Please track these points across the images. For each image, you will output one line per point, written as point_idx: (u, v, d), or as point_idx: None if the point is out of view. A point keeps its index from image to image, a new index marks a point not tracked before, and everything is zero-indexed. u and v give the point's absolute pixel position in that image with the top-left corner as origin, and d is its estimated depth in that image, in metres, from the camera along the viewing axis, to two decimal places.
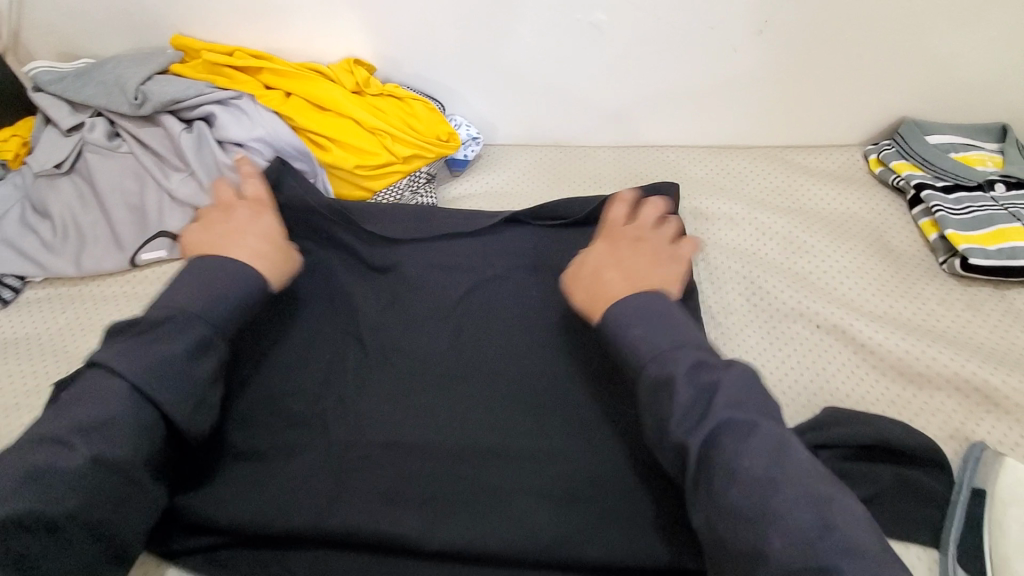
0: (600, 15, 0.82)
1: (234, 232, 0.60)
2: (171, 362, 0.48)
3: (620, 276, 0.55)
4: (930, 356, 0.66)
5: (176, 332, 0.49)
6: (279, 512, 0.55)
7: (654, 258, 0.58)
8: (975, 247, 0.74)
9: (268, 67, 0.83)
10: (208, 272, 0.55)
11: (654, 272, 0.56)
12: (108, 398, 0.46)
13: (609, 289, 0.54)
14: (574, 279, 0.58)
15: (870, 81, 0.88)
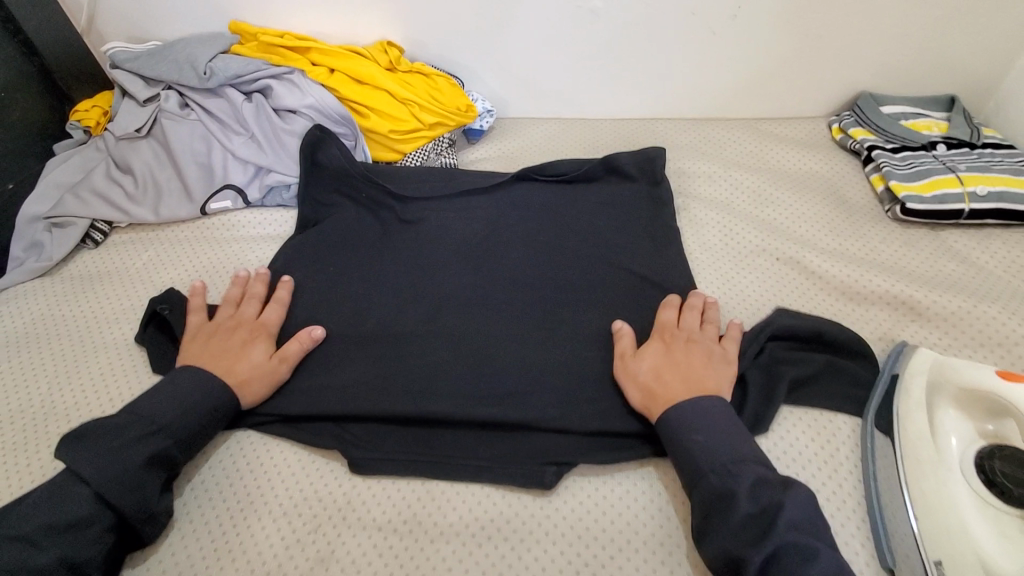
0: (597, 2, 0.96)
1: (235, 366, 0.67)
2: (127, 460, 0.56)
3: (680, 375, 0.64)
4: (869, 280, 0.81)
5: (130, 445, 0.57)
6: (342, 391, 0.69)
7: (709, 360, 0.66)
8: (913, 195, 0.88)
9: (315, 47, 0.97)
10: (180, 389, 0.63)
11: (711, 369, 0.65)
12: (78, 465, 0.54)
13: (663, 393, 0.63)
14: (626, 381, 0.66)
15: (831, 60, 1.02)
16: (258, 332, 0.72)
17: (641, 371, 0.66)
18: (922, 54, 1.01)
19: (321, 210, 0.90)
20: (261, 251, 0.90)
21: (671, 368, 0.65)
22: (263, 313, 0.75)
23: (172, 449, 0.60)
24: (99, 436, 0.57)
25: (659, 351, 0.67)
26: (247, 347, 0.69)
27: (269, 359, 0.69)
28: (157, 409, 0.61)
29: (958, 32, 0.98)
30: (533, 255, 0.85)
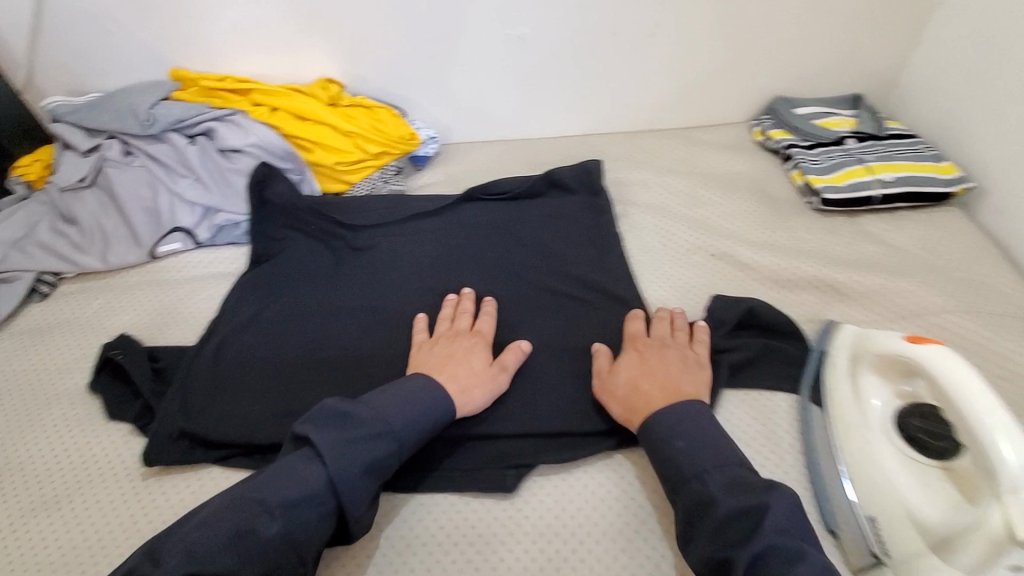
0: (524, 29, 1.02)
1: (458, 372, 0.69)
2: (360, 456, 0.56)
3: (658, 384, 0.65)
4: (795, 267, 0.87)
5: (367, 442, 0.57)
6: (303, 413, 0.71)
7: (684, 368, 0.68)
8: (829, 186, 0.95)
9: (256, 89, 1.00)
10: (412, 395, 0.63)
11: (690, 376, 0.67)
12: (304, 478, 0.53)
13: (659, 396, 0.64)
14: (611, 396, 0.68)
15: (745, 69, 1.10)
16: (478, 340, 0.74)
17: (645, 382, 0.66)
18: (826, 59, 1.10)
19: (272, 245, 0.91)
20: (214, 290, 0.90)
21: (678, 371, 0.67)
22: (475, 326, 0.77)
23: (397, 455, 0.59)
24: (366, 432, 0.58)
25: (638, 361, 0.69)
26: (470, 353, 0.71)
27: (489, 368, 0.71)
28: (394, 414, 0.60)
29: (854, 37, 1.08)
30: (483, 271, 0.88)
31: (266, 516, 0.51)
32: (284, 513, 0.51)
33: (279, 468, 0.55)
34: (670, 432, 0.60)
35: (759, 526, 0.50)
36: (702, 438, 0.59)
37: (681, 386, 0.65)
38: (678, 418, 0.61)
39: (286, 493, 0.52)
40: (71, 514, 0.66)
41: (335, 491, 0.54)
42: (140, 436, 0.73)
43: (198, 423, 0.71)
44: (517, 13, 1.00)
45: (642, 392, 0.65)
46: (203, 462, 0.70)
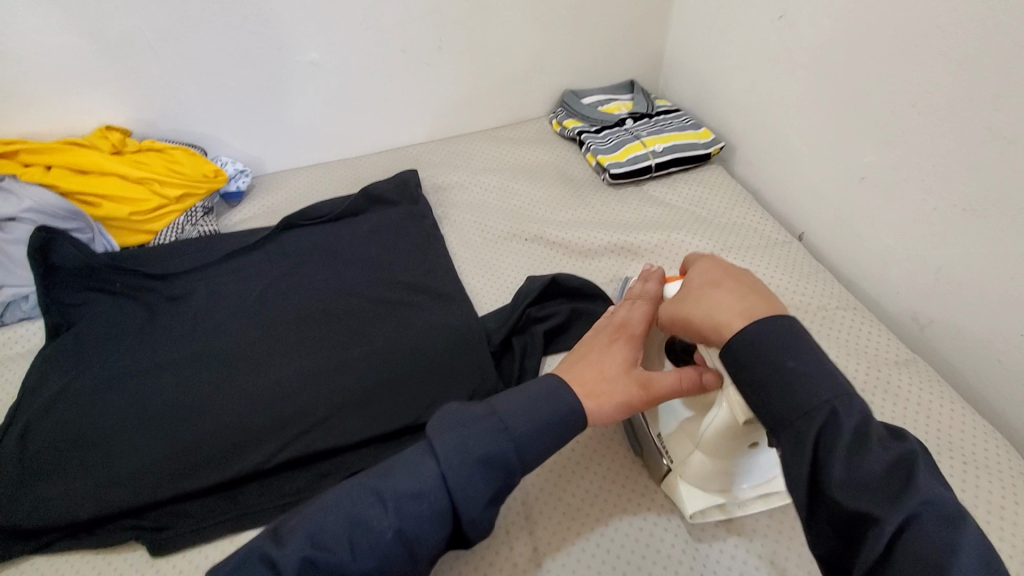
0: (313, 54, 1.04)
1: (587, 375, 0.59)
2: (481, 446, 0.50)
3: (721, 309, 0.53)
4: (596, 237, 0.99)
5: (482, 440, 0.50)
6: (129, 477, 0.68)
7: (748, 287, 0.54)
8: (613, 163, 1.09)
9: (22, 147, 0.92)
10: (532, 390, 0.56)
11: (760, 292, 0.54)
12: (420, 470, 0.49)
13: (745, 307, 0.52)
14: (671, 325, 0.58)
15: (532, 69, 1.21)
16: (623, 333, 0.64)
17: (722, 294, 0.54)
18: (599, 52, 1.25)
19: (71, 311, 0.85)
20: (11, 372, 0.82)
21: (754, 287, 0.54)
22: (631, 312, 0.66)
23: (515, 454, 0.51)
24: (483, 425, 0.51)
25: (724, 276, 0.57)
26: (608, 352, 0.61)
27: (634, 363, 0.61)
28: (515, 407, 0.53)
29: (617, 31, 1.23)
30: (311, 294, 0.90)
31: (378, 509, 0.48)
32: (396, 508, 0.48)
33: (406, 458, 0.51)
34: (758, 347, 0.48)
35: (911, 483, 0.41)
36: (801, 340, 0.48)
37: (747, 301, 0.53)
38: (771, 331, 0.49)
39: (403, 486, 0.48)
40: None
41: (450, 493, 0.48)
42: None
43: (8, 516, 0.65)
44: (301, 40, 1.01)
45: (726, 304, 0.53)
46: (22, 554, 0.64)
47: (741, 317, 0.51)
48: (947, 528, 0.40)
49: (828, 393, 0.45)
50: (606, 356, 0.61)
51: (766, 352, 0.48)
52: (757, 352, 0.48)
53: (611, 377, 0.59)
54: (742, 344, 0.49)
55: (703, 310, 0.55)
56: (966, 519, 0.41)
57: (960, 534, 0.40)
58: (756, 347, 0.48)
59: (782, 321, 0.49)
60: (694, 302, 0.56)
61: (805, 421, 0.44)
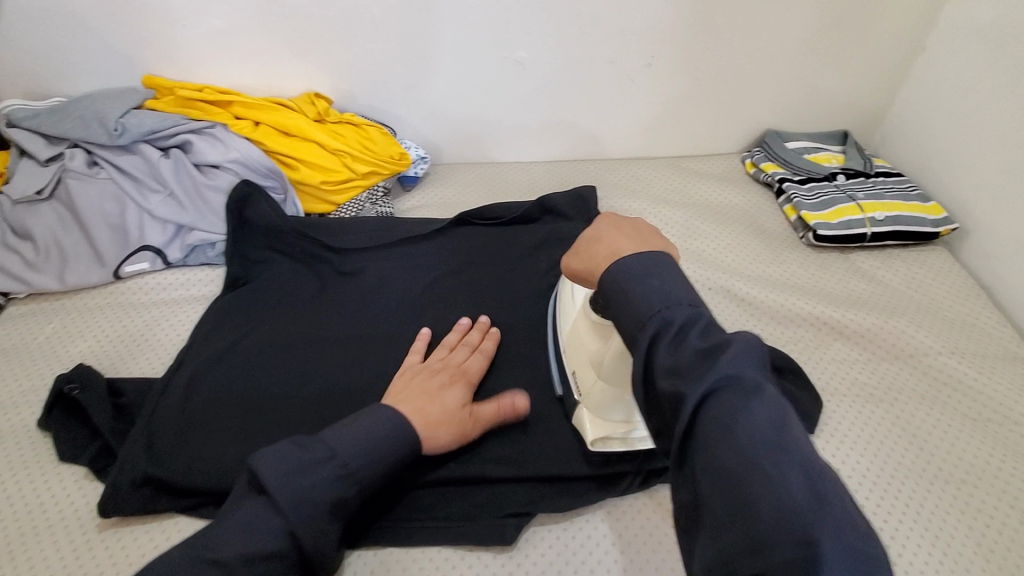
0: (521, 53, 1.00)
1: (429, 409, 0.62)
2: (320, 488, 0.52)
3: (608, 257, 0.50)
4: (793, 304, 0.87)
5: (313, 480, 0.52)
6: None
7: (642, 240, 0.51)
8: (822, 222, 0.95)
9: (238, 100, 0.95)
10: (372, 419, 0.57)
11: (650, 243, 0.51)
12: (266, 527, 0.50)
13: (627, 246, 0.50)
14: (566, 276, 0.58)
15: (739, 101, 1.11)
16: (461, 377, 0.68)
17: (612, 237, 0.52)
18: (814, 95, 1.12)
19: (251, 267, 0.86)
20: (186, 315, 0.84)
21: (639, 234, 0.52)
22: (466, 359, 0.72)
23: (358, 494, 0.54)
24: (317, 477, 0.52)
25: (609, 225, 0.54)
26: (448, 388, 0.65)
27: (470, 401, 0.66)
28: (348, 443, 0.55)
29: (843, 74, 1.09)
30: (478, 300, 0.85)
31: (221, 574, 0.48)
32: (255, 555, 0.48)
33: (240, 519, 0.51)
34: (619, 280, 0.47)
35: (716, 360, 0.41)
36: (658, 273, 0.46)
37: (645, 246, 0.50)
38: (633, 269, 0.47)
39: (243, 548, 0.48)
40: (15, 571, 0.59)
41: (294, 543, 0.50)
42: (96, 481, 0.66)
43: (163, 467, 0.64)
44: (513, 37, 0.98)
45: (614, 243, 0.51)
46: (169, 511, 0.63)
47: (612, 255, 0.50)
48: (744, 399, 0.40)
49: (661, 302, 0.45)
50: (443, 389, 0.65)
51: (627, 282, 0.47)
52: (621, 284, 0.47)
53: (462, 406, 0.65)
54: (607, 279, 0.48)
55: (587, 261, 0.53)
56: (762, 389, 0.40)
57: (756, 401, 0.40)
58: (615, 276, 0.48)
59: (655, 264, 0.47)
60: (578, 258, 0.54)
61: (640, 327, 0.44)
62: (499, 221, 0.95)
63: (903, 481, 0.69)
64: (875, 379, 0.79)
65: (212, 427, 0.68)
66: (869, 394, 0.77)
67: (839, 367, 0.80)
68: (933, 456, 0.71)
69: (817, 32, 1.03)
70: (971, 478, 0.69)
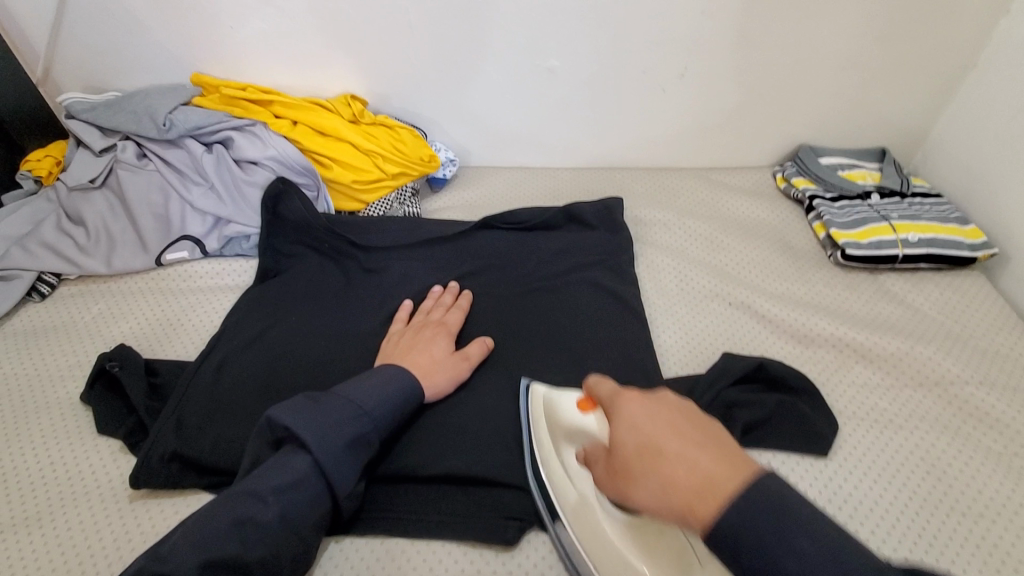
0: (553, 61, 1.01)
1: (421, 359, 0.72)
2: (345, 433, 0.57)
3: (690, 486, 0.41)
4: (815, 323, 0.86)
5: (340, 424, 0.57)
6: None
7: (707, 444, 0.43)
8: (851, 241, 0.94)
9: (278, 100, 0.99)
10: (380, 380, 0.64)
11: (726, 449, 0.43)
12: (293, 468, 0.54)
13: (714, 465, 0.41)
14: (616, 498, 0.47)
15: (772, 114, 1.09)
16: (442, 331, 0.77)
17: (679, 448, 0.43)
18: (851, 111, 1.09)
19: (282, 260, 0.90)
20: (219, 303, 0.88)
21: (704, 439, 0.44)
22: (446, 317, 0.80)
23: (372, 431, 0.60)
24: (338, 413, 0.58)
25: (661, 427, 0.45)
26: (432, 340, 0.75)
27: (452, 354, 0.75)
28: (364, 396, 0.61)
29: (884, 90, 1.06)
30: (496, 302, 0.86)
31: (260, 504, 0.52)
32: (279, 500, 0.52)
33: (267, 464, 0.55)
34: (740, 536, 0.38)
35: None
36: (779, 507, 0.38)
37: (728, 459, 0.42)
38: (747, 512, 0.38)
39: (277, 481, 0.53)
40: (52, 534, 0.63)
41: (323, 474, 0.55)
42: (129, 454, 0.70)
43: (190, 447, 0.68)
44: (547, 46, 0.99)
45: (691, 458, 0.42)
46: (192, 489, 0.67)
47: (704, 485, 0.40)
48: None
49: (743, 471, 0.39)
50: (426, 347, 0.74)
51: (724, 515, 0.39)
52: (738, 535, 0.38)
53: (449, 357, 0.74)
54: (726, 534, 0.38)
55: (653, 493, 0.42)
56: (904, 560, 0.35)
57: None
58: (734, 531, 0.38)
59: (755, 486, 0.39)
60: (638, 485, 0.44)
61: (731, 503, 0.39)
62: (523, 226, 0.97)
63: (917, 513, 0.67)
64: (896, 406, 0.77)
65: (236, 412, 0.72)
66: (887, 420, 0.75)
67: (859, 390, 0.78)
68: (949, 488, 0.69)
69: (858, 45, 1.00)
70: (989, 512, 0.67)
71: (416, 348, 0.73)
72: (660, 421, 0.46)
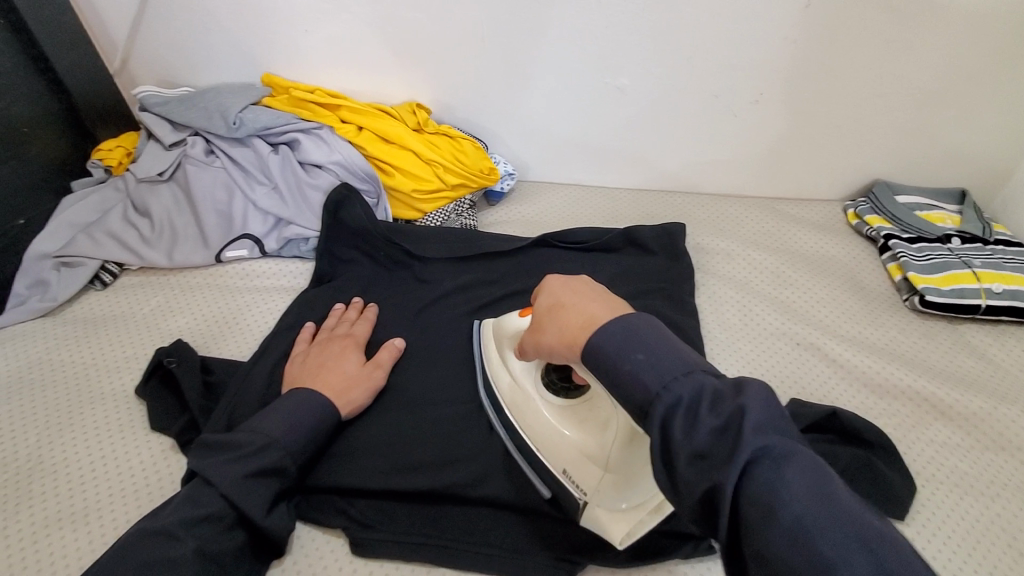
0: (624, 80, 0.99)
1: (331, 378, 0.70)
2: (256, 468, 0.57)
3: (574, 326, 0.46)
4: (889, 372, 0.81)
5: (252, 460, 0.58)
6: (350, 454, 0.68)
7: (596, 297, 0.47)
8: (931, 287, 0.89)
9: (345, 105, 0.99)
10: (283, 411, 0.62)
11: (610, 303, 0.46)
12: None
13: (599, 311, 0.46)
14: (539, 347, 0.51)
15: (846, 147, 1.05)
16: (350, 344, 0.75)
17: (575, 302, 0.48)
18: (932, 148, 1.04)
19: (338, 265, 0.90)
20: (274, 304, 0.88)
21: (594, 292, 0.48)
22: (354, 329, 0.78)
23: None
24: (243, 450, 0.58)
25: (567, 289, 0.50)
26: (340, 355, 0.73)
27: (363, 368, 0.73)
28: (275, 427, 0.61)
29: (969, 129, 1.01)
30: None
31: None
32: None
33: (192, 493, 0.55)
34: (604, 354, 0.42)
35: None
36: (640, 343, 0.41)
37: (609, 305, 0.46)
38: (615, 337, 0.42)
39: None
40: (101, 530, 0.63)
41: None
42: (179, 454, 0.70)
43: None
44: (619, 63, 0.97)
45: (584, 307, 0.47)
46: None
47: (586, 321, 0.45)
48: None
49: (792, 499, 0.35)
50: (335, 362, 0.72)
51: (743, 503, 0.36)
52: (605, 355, 0.42)
53: (366, 372, 0.73)
54: None
55: (556, 334, 0.48)
56: None
57: None
58: (603, 356, 0.42)
59: (628, 322, 0.43)
60: (545, 335, 0.49)
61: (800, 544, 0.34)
62: (581, 248, 0.94)
63: None
64: (978, 470, 0.71)
65: None
66: (969, 485, 0.70)
67: (938, 450, 0.73)
68: None
69: (947, 81, 0.95)
70: None
71: (327, 364, 0.71)
72: (569, 281, 0.51)
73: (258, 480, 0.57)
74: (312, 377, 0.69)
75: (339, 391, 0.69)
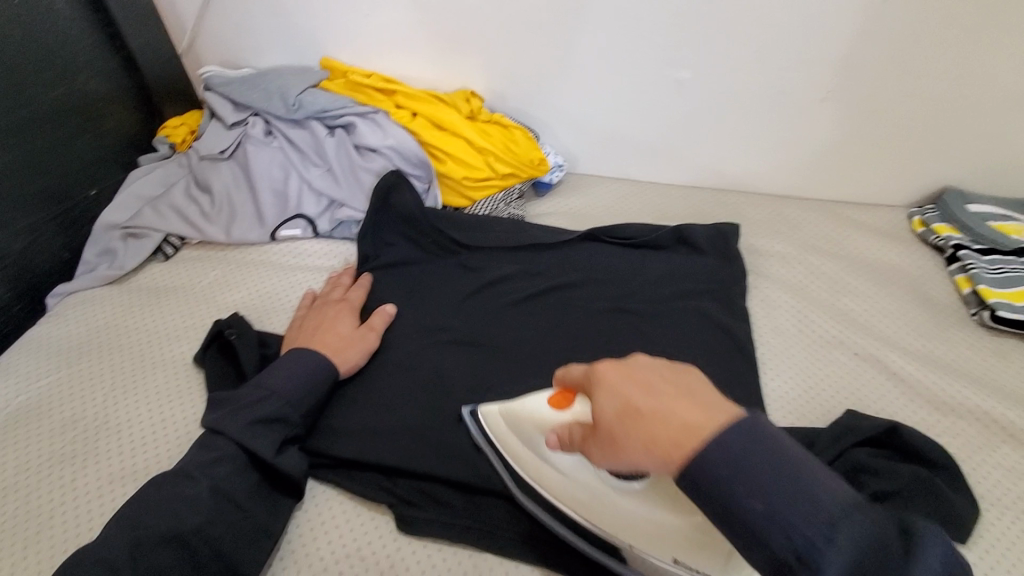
0: (685, 73, 0.96)
1: (326, 338, 0.74)
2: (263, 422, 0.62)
3: (670, 437, 0.41)
4: (952, 389, 0.77)
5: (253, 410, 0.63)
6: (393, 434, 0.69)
7: (679, 395, 0.43)
8: (1003, 302, 0.84)
9: (401, 90, 1.00)
10: (285, 367, 0.67)
11: (704, 403, 0.42)
12: None
13: (695, 417, 0.41)
14: (611, 456, 0.44)
15: (917, 151, 0.99)
16: (344, 308, 0.80)
17: (658, 404, 0.42)
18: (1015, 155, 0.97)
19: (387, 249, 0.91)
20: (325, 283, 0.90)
21: (673, 383, 0.44)
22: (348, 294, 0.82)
23: None
24: (250, 402, 0.63)
25: (631, 383, 0.45)
26: (335, 318, 0.77)
27: (356, 329, 0.77)
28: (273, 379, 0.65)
29: None
30: (599, 319, 0.83)
31: None
32: None
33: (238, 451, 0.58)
34: (728, 481, 0.39)
35: None
36: (764, 474, 0.38)
37: (705, 409, 0.42)
38: (730, 453, 0.39)
39: None
40: None
41: None
42: None
43: None
44: (680, 56, 0.94)
45: (671, 412, 0.42)
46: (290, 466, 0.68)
47: (687, 434, 0.40)
48: None
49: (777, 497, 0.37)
50: (329, 324, 0.76)
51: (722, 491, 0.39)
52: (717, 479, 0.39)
53: (357, 333, 0.76)
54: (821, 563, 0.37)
55: (644, 448, 0.42)
56: None
57: None
58: (716, 482, 0.39)
59: (735, 428, 0.40)
60: (625, 445, 0.43)
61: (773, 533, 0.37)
62: (630, 243, 0.93)
63: None
64: None
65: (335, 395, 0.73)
66: None
67: (1005, 474, 0.69)
68: None
69: None
70: None
71: (322, 326, 0.76)
72: (638, 370, 0.46)
73: (264, 431, 0.62)
74: (304, 337, 0.74)
75: (330, 348, 0.73)
